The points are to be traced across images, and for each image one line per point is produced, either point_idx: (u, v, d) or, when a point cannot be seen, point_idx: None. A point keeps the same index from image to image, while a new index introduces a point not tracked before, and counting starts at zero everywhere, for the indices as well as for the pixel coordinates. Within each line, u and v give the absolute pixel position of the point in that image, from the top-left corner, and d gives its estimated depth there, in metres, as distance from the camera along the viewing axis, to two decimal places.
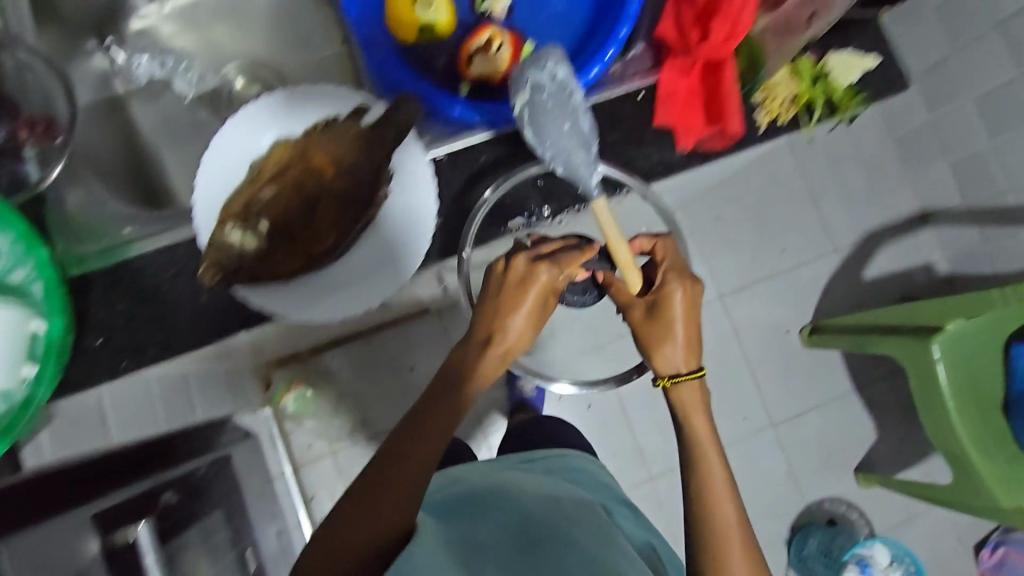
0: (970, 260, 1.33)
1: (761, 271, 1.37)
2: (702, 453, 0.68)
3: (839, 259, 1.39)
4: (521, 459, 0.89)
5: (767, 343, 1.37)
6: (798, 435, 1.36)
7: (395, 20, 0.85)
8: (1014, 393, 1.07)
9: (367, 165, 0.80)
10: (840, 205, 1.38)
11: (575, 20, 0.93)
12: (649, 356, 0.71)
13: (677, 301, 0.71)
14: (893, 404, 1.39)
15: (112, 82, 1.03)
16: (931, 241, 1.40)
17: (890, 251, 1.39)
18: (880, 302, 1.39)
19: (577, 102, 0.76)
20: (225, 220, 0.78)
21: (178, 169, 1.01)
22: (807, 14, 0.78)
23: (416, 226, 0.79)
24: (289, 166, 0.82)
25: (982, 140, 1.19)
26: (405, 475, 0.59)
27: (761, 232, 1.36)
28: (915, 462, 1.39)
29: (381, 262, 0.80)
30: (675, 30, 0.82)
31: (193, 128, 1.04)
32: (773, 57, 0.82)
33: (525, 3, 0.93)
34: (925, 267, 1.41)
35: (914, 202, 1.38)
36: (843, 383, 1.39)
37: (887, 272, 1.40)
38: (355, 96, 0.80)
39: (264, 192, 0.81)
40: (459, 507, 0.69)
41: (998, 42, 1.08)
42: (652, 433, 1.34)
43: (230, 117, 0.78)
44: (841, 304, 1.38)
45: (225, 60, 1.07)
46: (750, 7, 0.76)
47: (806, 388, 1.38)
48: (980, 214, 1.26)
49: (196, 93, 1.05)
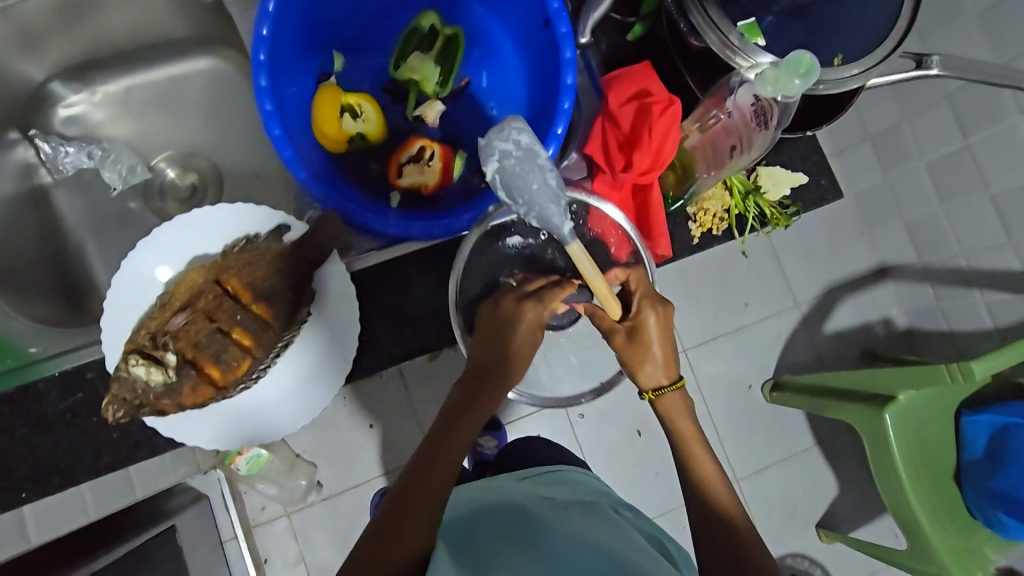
0: (927, 316, 1.24)
1: (722, 326, 1.27)
2: (690, 449, 0.73)
3: (800, 314, 1.29)
4: (520, 476, 0.92)
5: (732, 402, 1.27)
6: (760, 489, 1.26)
7: (322, 130, 0.82)
8: (965, 462, 1.08)
9: (287, 287, 0.76)
10: (800, 259, 1.28)
11: (514, 118, 0.88)
12: (632, 374, 0.75)
13: (654, 325, 0.74)
14: (854, 455, 1.30)
15: (36, 173, 0.96)
16: (889, 295, 1.30)
17: (848, 305, 1.29)
18: (840, 358, 1.29)
19: (543, 160, 0.73)
20: (129, 352, 0.70)
21: (104, 264, 0.97)
22: (728, 146, 0.78)
23: (340, 345, 0.80)
24: (199, 292, 0.73)
25: (933, 203, 1.16)
26: (434, 482, 0.64)
27: (723, 287, 1.26)
28: (872, 520, 1.30)
29: (306, 381, 0.79)
30: (602, 152, 0.84)
31: (123, 224, 0.99)
32: (704, 179, 0.84)
33: (459, 111, 0.89)
34: (882, 321, 1.31)
35: (872, 256, 1.29)
36: (805, 436, 1.29)
37: (847, 326, 1.30)
38: (275, 216, 0.78)
39: (173, 320, 0.72)
40: (470, 532, 0.73)
41: (947, 112, 1.08)
42: (631, 484, 1.29)
43: (142, 239, 0.75)
44: (803, 357, 1.28)
45: (157, 148, 1.02)
46: (672, 137, 0.79)
47: (766, 441, 1.28)
48: (937, 273, 1.19)
49: (126, 185, 0.99)
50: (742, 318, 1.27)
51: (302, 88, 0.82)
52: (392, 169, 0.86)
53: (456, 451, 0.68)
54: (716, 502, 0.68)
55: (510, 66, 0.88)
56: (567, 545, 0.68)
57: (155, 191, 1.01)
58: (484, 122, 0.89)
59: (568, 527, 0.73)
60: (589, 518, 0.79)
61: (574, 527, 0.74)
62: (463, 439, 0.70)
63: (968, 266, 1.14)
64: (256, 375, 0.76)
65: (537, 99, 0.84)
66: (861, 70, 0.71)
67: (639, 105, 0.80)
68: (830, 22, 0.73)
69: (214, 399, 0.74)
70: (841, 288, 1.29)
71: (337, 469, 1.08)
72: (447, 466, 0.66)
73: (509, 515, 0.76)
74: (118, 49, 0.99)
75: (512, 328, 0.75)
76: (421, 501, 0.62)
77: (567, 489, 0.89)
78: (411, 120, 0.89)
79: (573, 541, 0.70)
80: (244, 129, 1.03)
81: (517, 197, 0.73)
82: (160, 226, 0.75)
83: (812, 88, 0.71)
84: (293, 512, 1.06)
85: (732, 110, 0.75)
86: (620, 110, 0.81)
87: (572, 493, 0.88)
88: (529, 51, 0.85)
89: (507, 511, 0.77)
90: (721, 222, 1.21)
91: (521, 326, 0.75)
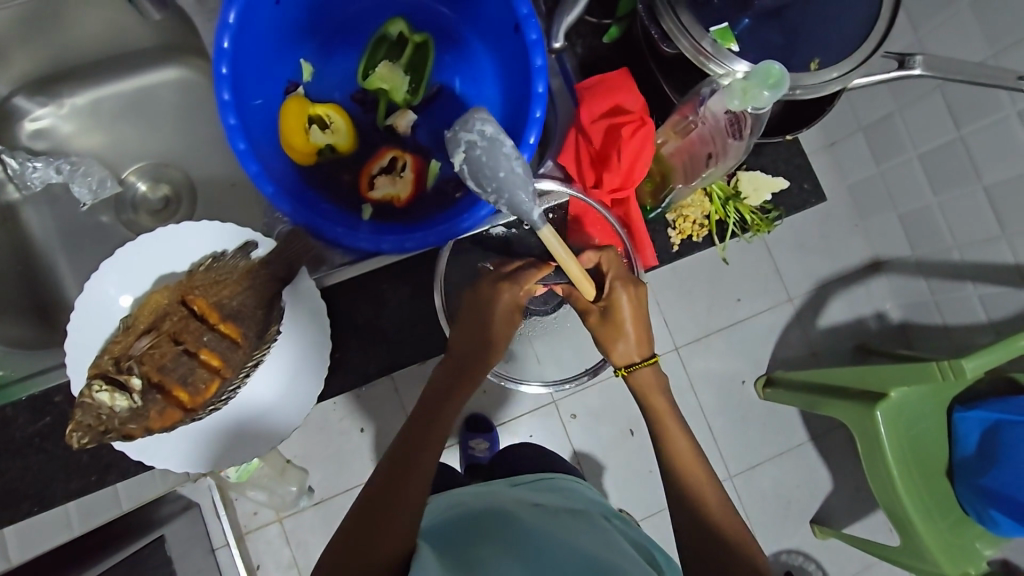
0: (921, 310, 1.22)
1: (713, 323, 1.26)
2: (676, 439, 0.72)
3: (793, 309, 1.27)
4: (512, 481, 0.91)
5: (724, 399, 1.26)
6: (755, 486, 1.25)
7: (289, 142, 0.80)
8: (958, 459, 1.07)
9: (254, 306, 0.75)
10: (792, 254, 1.26)
11: None
12: (605, 351, 0.75)
13: (627, 304, 0.73)
14: (849, 451, 1.29)
15: (4, 189, 0.94)
16: (883, 289, 1.28)
17: (841, 300, 1.27)
18: (833, 354, 1.28)
19: (508, 149, 0.70)
20: (93, 377, 0.70)
21: (76, 280, 0.95)
22: (703, 156, 0.77)
23: (313, 362, 0.78)
24: (165, 314, 0.74)
25: (926, 196, 1.14)
26: (416, 473, 0.64)
27: (715, 285, 1.24)
28: (870, 513, 1.29)
29: (278, 400, 0.77)
30: (578, 168, 0.84)
31: (96, 238, 0.97)
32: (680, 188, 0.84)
33: (431, 118, 0.87)
34: (876, 316, 1.29)
35: (866, 250, 1.27)
36: (799, 432, 1.28)
37: (841, 321, 1.28)
38: (241, 232, 0.75)
39: (139, 343, 0.73)
40: (455, 538, 0.72)
41: (939, 103, 1.05)
42: (627, 482, 1.28)
43: (103, 259, 0.73)
44: (796, 354, 1.27)
45: (128, 159, 1.00)
46: (639, 157, 0.80)
47: (760, 438, 1.27)
48: (930, 266, 1.18)
49: (95, 200, 0.97)
50: (734, 314, 1.25)
51: (268, 99, 0.80)
52: (363, 181, 0.84)
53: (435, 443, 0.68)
54: (701, 501, 0.66)
55: (483, 70, 0.86)
56: (551, 550, 0.67)
57: (127, 205, 0.99)
58: None
59: (554, 533, 0.72)
60: (575, 522, 0.77)
61: (560, 531, 0.73)
62: (444, 433, 0.69)
63: (960, 260, 1.12)
64: (225, 396, 0.75)
65: (511, 104, 0.81)
66: (839, 74, 0.69)
67: (609, 123, 0.81)
68: (808, 22, 0.71)
69: (184, 422, 0.74)
70: (835, 282, 1.27)
71: (329, 474, 1.07)
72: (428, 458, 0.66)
73: (495, 521, 0.74)
74: (85, 60, 0.97)
75: (491, 315, 0.74)
76: (400, 494, 0.61)
77: (556, 494, 0.87)
78: (383, 128, 0.87)
79: (558, 546, 0.68)
80: (217, 138, 1.01)
81: (486, 186, 0.70)
82: (124, 246, 0.73)
83: (789, 94, 0.69)
84: (285, 517, 1.06)
85: (704, 119, 0.74)
86: (591, 128, 0.82)
87: (560, 497, 0.86)
88: (501, 55, 0.83)
89: (493, 517, 0.75)
90: (700, 229, 1.20)
91: (499, 311, 0.74)
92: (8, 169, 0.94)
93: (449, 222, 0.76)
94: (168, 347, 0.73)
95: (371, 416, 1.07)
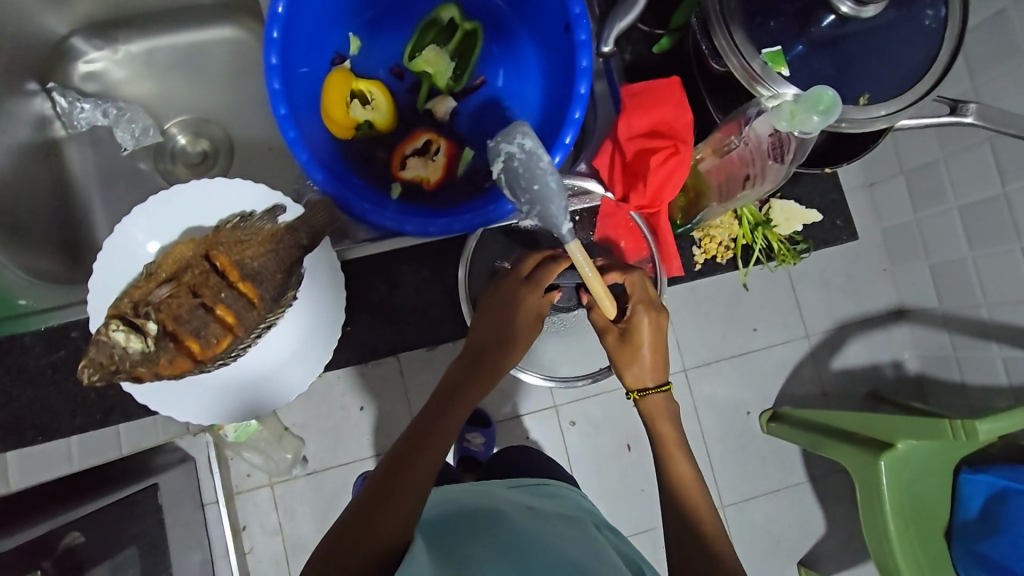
0: (941, 364, 1.20)
1: (726, 350, 1.24)
2: (669, 454, 0.72)
3: (809, 346, 1.25)
4: (509, 482, 0.91)
5: (727, 427, 1.24)
6: (746, 518, 1.24)
7: (328, 113, 0.81)
8: (959, 521, 1.04)
9: (276, 268, 0.75)
10: (816, 291, 1.24)
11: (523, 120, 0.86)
12: (618, 373, 0.75)
13: (645, 328, 0.73)
14: (848, 497, 1.26)
15: (51, 125, 0.97)
16: (904, 338, 1.25)
17: (860, 344, 1.25)
18: (846, 397, 1.25)
19: (547, 164, 0.69)
20: (111, 318, 0.70)
21: (109, 222, 0.98)
22: (741, 176, 0.76)
23: (321, 331, 0.82)
24: (187, 266, 0.73)
25: (961, 249, 1.11)
26: (422, 469, 0.63)
27: (733, 311, 1.23)
28: (861, 563, 1.26)
29: (285, 362, 0.80)
30: (610, 168, 0.83)
31: (133, 183, 0.99)
32: (713, 205, 0.82)
33: (470, 107, 0.88)
34: (893, 364, 1.26)
35: (892, 296, 1.25)
36: (799, 471, 1.26)
37: (857, 365, 1.26)
38: (273, 196, 0.78)
39: (158, 290, 0.72)
40: (447, 532, 0.72)
41: (989, 156, 1.02)
42: (618, 497, 1.27)
43: (138, 205, 0.75)
44: (807, 392, 1.25)
45: (172, 111, 1.02)
46: (678, 171, 0.78)
47: (758, 471, 1.25)
48: (956, 322, 1.15)
49: (136, 146, 1.00)
50: (749, 343, 1.24)
51: (314, 69, 0.81)
52: (395, 160, 0.85)
53: (449, 430, 0.68)
54: (695, 517, 0.66)
55: (527, 67, 0.86)
56: (541, 552, 0.67)
57: (166, 154, 1.01)
58: (496, 121, 0.88)
59: (545, 535, 0.72)
60: (566, 525, 0.78)
61: (550, 535, 0.73)
62: (454, 424, 0.69)
63: (989, 319, 1.09)
64: (235, 353, 0.76)
65: (551, 103, 0.81)
66: (887, 112, 0.68)
67: (649, 131, 0.79)
68: (863, 54, 0.69)
69: (191, 371, 0.74)
70: (854, 324, 1.25)
71: (326, 446, 1.06)
72: (440, 443, 0.66)
73: (487, 519, 0.74)
74: (143, 9, 0.99)
75: (513, 307, 0.76)
76: (410, 479, 0.61)
77: (548, 497, 0.87)
78: (421, 111, 0.88)
79: (549, 550, 0.69)
80: (259, 102, 1.02)
81: (519, 198, 0.71)
82: (159, 194, 0.75)
83: (833, 126, 0.68)
84: (276, 482, 1.05)
85: (746, 138, 0.72)
86: (628, 138, 0.80)
87: (553, 501, 0.86)
88: (547, 53, 0.83)
89: (485, 514, 0.76)
90: (727, 252, 1.19)
91: (521, 306, 0.76)
92: (59, 107, 0.97)
93: (476, 211, 0.76)
94: (185, 300, 0.71)
95: (370, 394, 1.07)
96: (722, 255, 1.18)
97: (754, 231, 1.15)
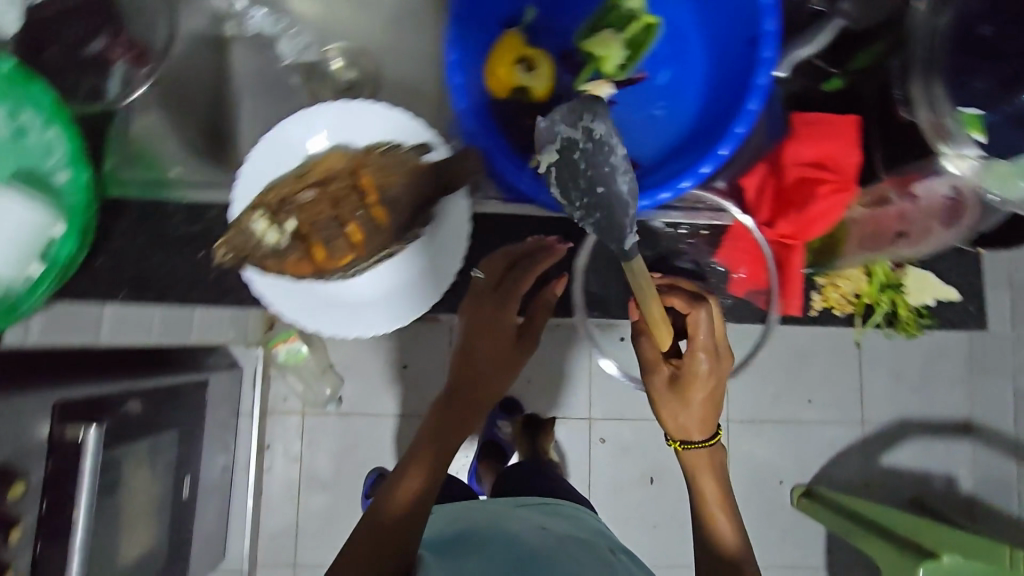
0: (998, 488, 1.12)
1: (777, 413, 1.20)
2: (709, 515, 0.71)
3: (862, 434, 1.20)
4: (519, 500, 0.92)
5: (760, 494, 1.19)
6: None
7: (494, 73, 0.83)
8: None
9: (411, 201, 0.77)
10: (886, 381, 1.19)
11: (676, 124, 0.86)
12: (660, 418, 0.72)
13: (701, 370, 0.69)
14: None
15: (223, 21, 0.99)
16: (966, 454, 1.18)
17: (914, 446, 1.19)
18: (890, 496, 1.19)
19: (618, 158, 0.60)
20: (256, 206, 0.74)
21: (250, 124, 1.01)
22: (894, 232, 0.85)
23: (434, 276, 0.83)
24: (335, 176, 0.76)
25: None
26: (424, 468, 0.68)
27: (796, 377, 1.19)
28: None
29: (389, 296, 0.82)
30: (758, 195, 0.86)
31: (280, 95, 1.02)
32: (850, 250, 0.90)
33: (628, 98, 0.87)
34: (946, 478, 1.19)
35: (962, 407, 1.18)
36: (816, 558, 1.20)
37: (908, 467, 1.19)
38: (426, 132, 0.79)
39: (304, 192, 0.75)
40: (453, 548, 0.76)
41: None
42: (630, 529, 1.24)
43: (299, 109, 0.78)
44: (850, 480, 1.19)
45: (331, 37, 1.03)
46: (825, 216, 0.81)
47: (777, 546, 1.20)
48: None
49: (294, 60, 1.02)
50: (811, 415, 1.19)
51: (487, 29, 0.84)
52: None
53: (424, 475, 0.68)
54: None
55: (692, 72, 0.86)
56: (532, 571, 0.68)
57: (317, 75, 1.03)
58: (647, 119, 0.87)
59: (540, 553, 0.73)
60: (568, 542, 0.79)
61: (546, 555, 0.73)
62: (463, 428, 0.75)
63: None
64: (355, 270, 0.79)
65: (708, 117, 0.82)
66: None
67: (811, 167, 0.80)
68: None
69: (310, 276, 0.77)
70: (920, 423, 1.19)
71: (359, 389, 1.16)
72: (419, 484, 0.67)
73: (485, 540, 0.77)
74: None
75: (534, 316, 0.89)
76: (394, 513, 0.63)
77: (550, 513, 0.88)
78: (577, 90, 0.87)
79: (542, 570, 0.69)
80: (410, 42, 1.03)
81: (576, 199, 0.62)
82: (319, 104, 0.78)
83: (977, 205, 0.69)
84: (309, 414, 1.16)
85: (918, 196, 0.80)
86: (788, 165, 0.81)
87: (557, 516, 0.87)
88: (717, 74, 0.84)
89: (480, 535, 0.78)
90: (845, 306, 1.14)
91: (534, 316, 0.89)
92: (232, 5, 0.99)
93: None
94: (327, 208, 0.74)
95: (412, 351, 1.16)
96: (841, 308, 1.12)
97: (885, 293, 1.10)
